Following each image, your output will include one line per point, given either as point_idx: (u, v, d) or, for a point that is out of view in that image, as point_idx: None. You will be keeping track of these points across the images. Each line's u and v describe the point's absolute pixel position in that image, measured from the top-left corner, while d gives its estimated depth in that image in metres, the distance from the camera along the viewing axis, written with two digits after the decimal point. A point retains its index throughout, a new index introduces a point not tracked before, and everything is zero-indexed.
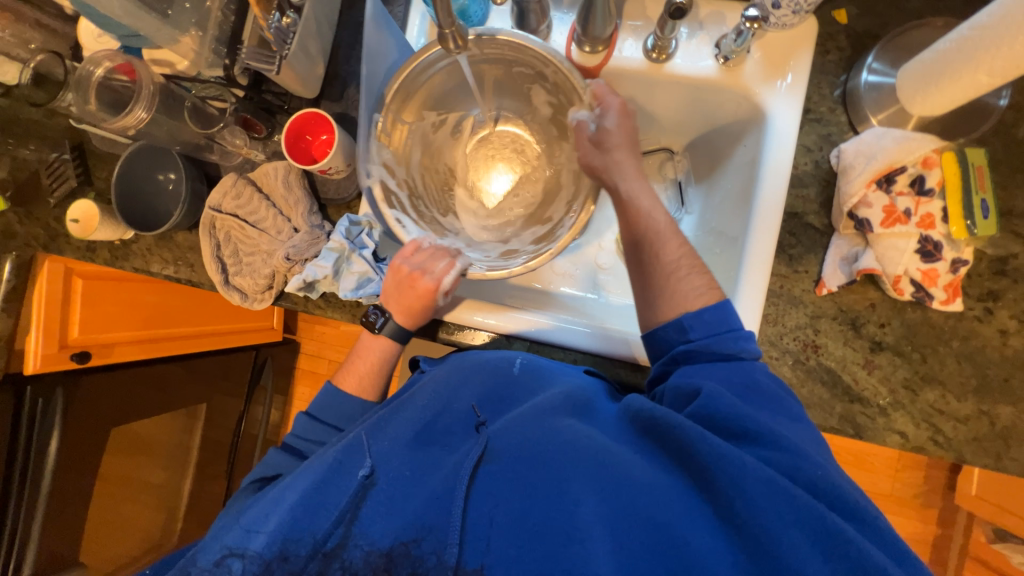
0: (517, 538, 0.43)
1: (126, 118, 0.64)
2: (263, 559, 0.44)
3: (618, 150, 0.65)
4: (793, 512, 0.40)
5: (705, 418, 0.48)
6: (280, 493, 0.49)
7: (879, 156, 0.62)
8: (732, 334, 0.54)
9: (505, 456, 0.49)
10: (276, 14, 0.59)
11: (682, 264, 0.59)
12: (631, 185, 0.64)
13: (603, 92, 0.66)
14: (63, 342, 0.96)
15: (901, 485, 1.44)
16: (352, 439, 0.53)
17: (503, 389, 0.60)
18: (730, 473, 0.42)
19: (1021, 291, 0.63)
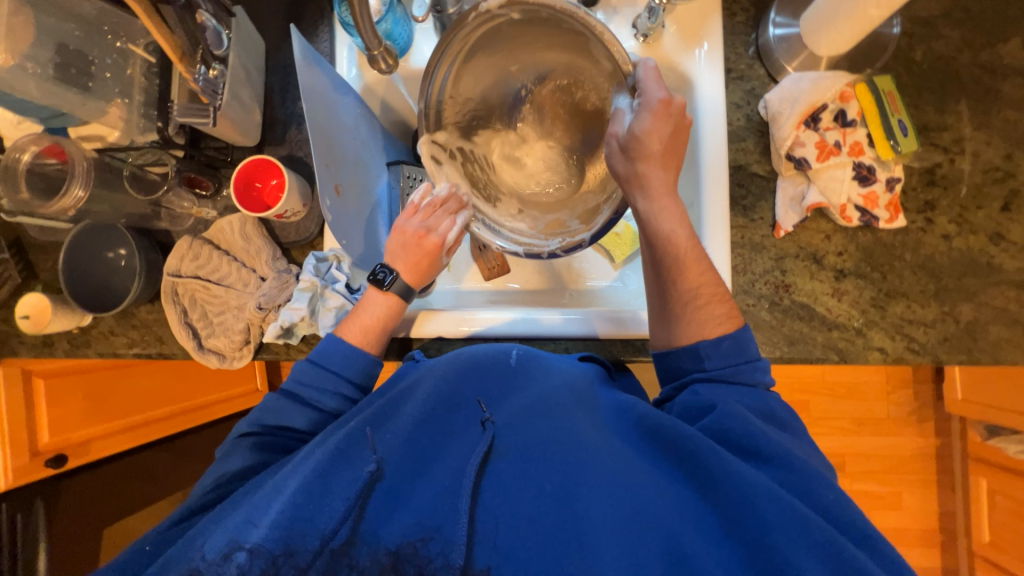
0: (527, 538, 0.46)
1: (64, 199, 0.64)
2: (267, 555, 0.42)
3: (647, 160, 0.55)
4: (802, 531, 0.43)
5: (717, 432, 0.50)
6: (277, 483, 0.48)
7: (800, 99, 0.66)
8: (747, 366, 0.55)
9: (511, 452, 0.51)
10: (202, 67, 0.58)
11: (701, 295, 0.57)
12: (651, 203, 0.56)
13: (647, 83, 0.55)
14: (34, 450, 0.91)
15: (894, 405, 1.51)
16: (354, 428, 0.52)
17: (502, 378, 0.59)
18: (740, 489, 0.45)
19: (953, 196, 0.69)
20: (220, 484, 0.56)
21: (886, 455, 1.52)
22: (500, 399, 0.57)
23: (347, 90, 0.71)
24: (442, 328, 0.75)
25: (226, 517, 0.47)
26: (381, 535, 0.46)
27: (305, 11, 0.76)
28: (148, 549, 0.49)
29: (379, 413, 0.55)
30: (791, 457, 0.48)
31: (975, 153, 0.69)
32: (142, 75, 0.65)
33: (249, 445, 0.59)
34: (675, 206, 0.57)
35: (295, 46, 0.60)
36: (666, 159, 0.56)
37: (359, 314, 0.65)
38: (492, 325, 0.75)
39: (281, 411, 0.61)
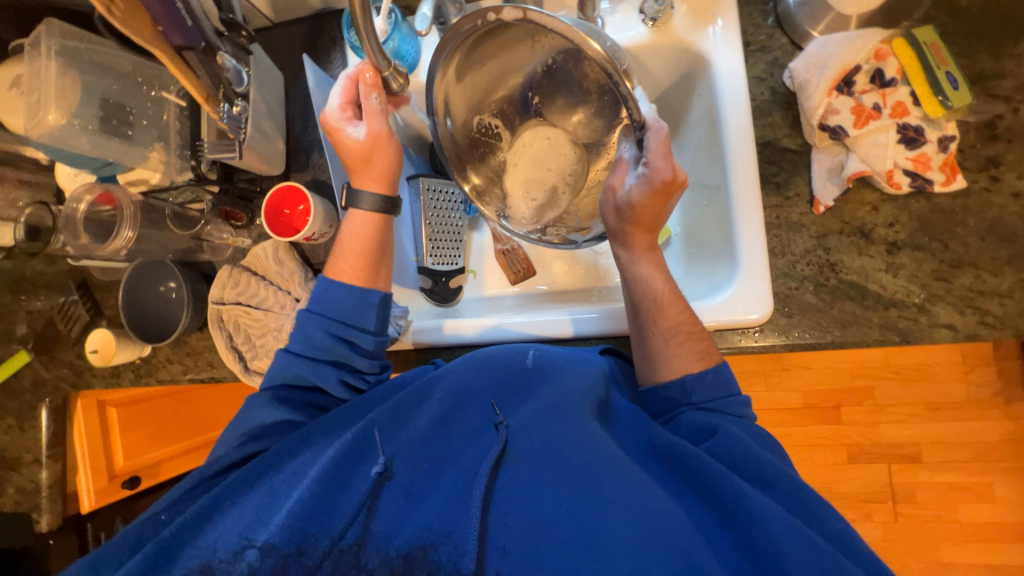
0: (535, 544, 0.48)
1: (115, 240, 0.68)
2: (278, 555, 0.47)
3: (637, 231, 0.63)
4: (816, 557, 0.44)
5: (723, 456, 0.53)
6: (294, 471, 0.54)
7: (829, 63, 0.61)
8: (731, 400, 0.58)
9: (526, 458, 0.54)
10: (226, 105, 0.61)
11: (681, 332, 0.61)
12: (631, 254, 0.65)
13: (654, 157, 0.56)
14: (112, 472, 1.02)
15: (975, 387, 1.37)
16: (379, 418, 0.57)
17: (515, 384, 0.61)
18: (754, 515, 0.46)
19: (1021, 149, 0.61)
20: (246, 442, 0.59)
21: (969, 442, 1.37)
22: (513, 403, 0.60)
23: None
24: (460, 335, 0.77)
25: (239, 497, 0.53)
26: (391, 540, 0.50)
27: (318, 41, 0.79)
28: (162, 517, 0.54)
29: (401, 406, 0.58)
30: (794, 487, 0.50)
31: None
32: (176, 119, 0.70)
33: (269, 402, 0.61)
34: (652, 257, 0.65)
35: (307, 74, 0.62)
36: (653, 220, 0.62)
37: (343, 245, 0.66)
38: (509, 329, 0.76)
39: (285, 366, 0.63)
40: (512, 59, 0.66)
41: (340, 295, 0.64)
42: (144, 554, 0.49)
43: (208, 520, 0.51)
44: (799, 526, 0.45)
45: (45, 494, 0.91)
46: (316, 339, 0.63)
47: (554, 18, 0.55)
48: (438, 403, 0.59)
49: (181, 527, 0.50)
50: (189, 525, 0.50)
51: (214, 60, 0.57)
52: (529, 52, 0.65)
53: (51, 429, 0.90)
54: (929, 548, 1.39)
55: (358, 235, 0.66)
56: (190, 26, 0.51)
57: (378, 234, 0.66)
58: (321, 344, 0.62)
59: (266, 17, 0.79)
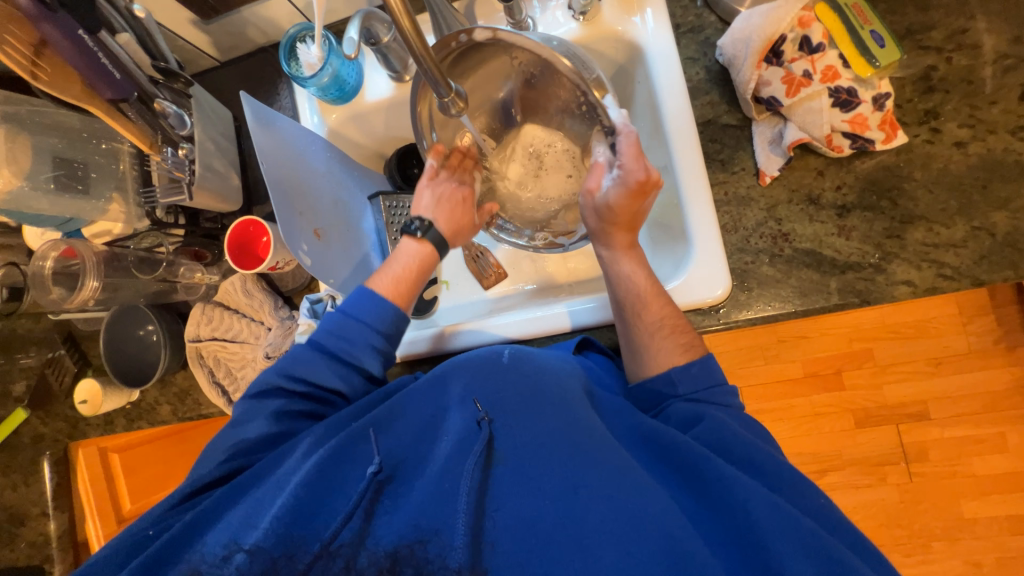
0: (523, 539, 0.46)
1: (82, 291, 0.72)
2: (266, 556, 0.46)
3: (617, 229, 0.64)
4: (799, 534, 0.43)
5: (709, 441, 0.51)
6: (279, 479, 0.52)
7: (754, 36, 0.62)
8: (719, 390, 0.57)
9: (510, 455, 0.50)
10: (169, 149, 0.64)
11: (665, 325, 0.61)
12: (613, 253, 0.65)
13: (627, 159, 0.59)
14: (120, 517, 1.04)
15: (975, 337, 1.34)
16: (361, 426, 0.54)
17: (499, 381, 0.56)
18: (736, 495, 0.45)
19: (958, 97, 0.62)
20: (232, 457, 0.57)
21: (977, 393, 1.35)
22: (501, 395, 0.55)
23: (313, 137, 0.75)
24: (442, 345, 0.75)
25: (233, 503, 0.52)
26: (378, 538, 0.48)
27: (267, 76, 0.81)
28: (150, 532, 0.51)
29: (381, 414, 0.56)
30: (775, 465, 0.49)
31: (975, 44, 0.62)
32: (132, 166, 0.71)
33: (270, 413, 0.58)
34: (634, 254, 0.65)
35: (248, 110, 0.63)
36: (635, 217, 0.64)
37: (391, 268, 0.65)
38: (496, 332, 0.74)
39: (308, 364, 0.59)
40: (489, 79, 0.69)
41: (383, 309, 0.61)
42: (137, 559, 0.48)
43: (192, 535, 0.50)
44: (773, 496, 0.45)
45: (56, 545, 0.94)
46: (356, 346, 0.59)
47: (524, 37, 0.60)
48: (419, 407, 0.57)
49: (170, 539, 0.49)
50: (176, 540, 0.49)
51: (151, 108, 0.60)
52: (504, 71, 0.68)
53: (55, 481, 0.93)
54: (948, 506, 1.36)
55: (404, 265, 0.66)
56: (119, 79, 0.54)
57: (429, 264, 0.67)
58: (352, 337, 0.59)
59: (212, 58, 0.81)
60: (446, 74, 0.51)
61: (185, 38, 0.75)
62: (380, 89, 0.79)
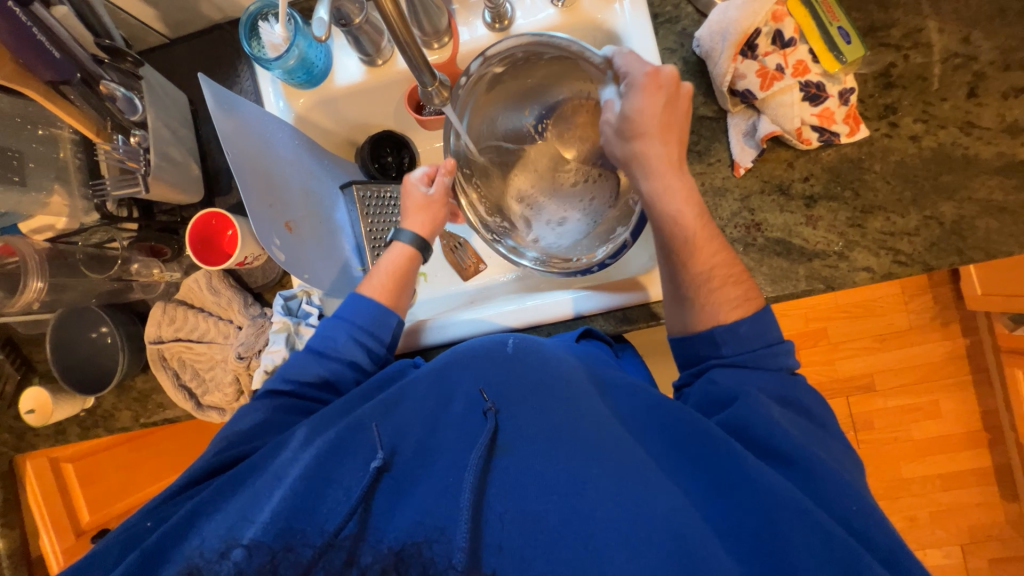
0: (531, 535, 0.45)
1: (26, 293, 0.66)
2: (266, 550, 0.43)
3: (647, 139, 0.58)
4: (822, 540, 0.41)
5: (737, 425, 0.50)
6: (277, 470, 0.49)
7: (730, 29, 0.63)
8: (770, 351, 0.55)
9: (516, 447, 0.49)
10: (119, 137, 0.59)
11: (716, 276, 0.57)
12: (656, 182, 0.59)
13: (630, 66, 0.59)
14: (78, 529, 0.98)
15: (916, 314, 1.45)
16: (355, 417, 0.52)
17: (502, 372, 0.55)
18: (758, 489, 0.45)
19: (913, 94, 0.66)
20: (227, 449, 0.55)
21: (917, 364, 1.47)
22: (503, 383, 0.54)
23: (279, 123, 0.70)
24: (437, 337, 0.74)
25: (225, 499, 0.49)
26: (382, 534, 0.46)
27: (224, 55, 0.76)
28: (149, 524, 0.49)
29: (377, 410, 0.53)
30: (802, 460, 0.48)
31: (928, 43, 0.66)
32: (74, 155, 0.66)
33: (271, 404, 0.59)
34: (684, 183, 0.59)
35: (207, 94, 0.58)
36: (664, 134, 0.58)
37: (378, 271, 0.69)
38: (493, 321, 0.73)
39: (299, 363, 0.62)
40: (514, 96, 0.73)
41: (371, 307, 0.65)
42: (133, 555, 0.44)
43: (184, 534, 0.46)
44: (798, 499, 0.43)
45: (6, 565, 0.84)
46: (339, 342, 0.63)
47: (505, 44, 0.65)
48: (420, 400, 0.55)
49: (166, 534, 0.45)
50: (164, 547, 0.45)
51: (97, 91, 0.56)
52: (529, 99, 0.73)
53: (1, 497, 0.84)
54: (890, 468, 1.48)
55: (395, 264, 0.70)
56: (57, 58, 0.50)
57: (410, 263, 0.70)
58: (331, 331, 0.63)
59: (161, 34, 0.75)
60: (429, 61, 0.50)
61: (130, 12, 0.69)
62: (351, 73, 0.75)
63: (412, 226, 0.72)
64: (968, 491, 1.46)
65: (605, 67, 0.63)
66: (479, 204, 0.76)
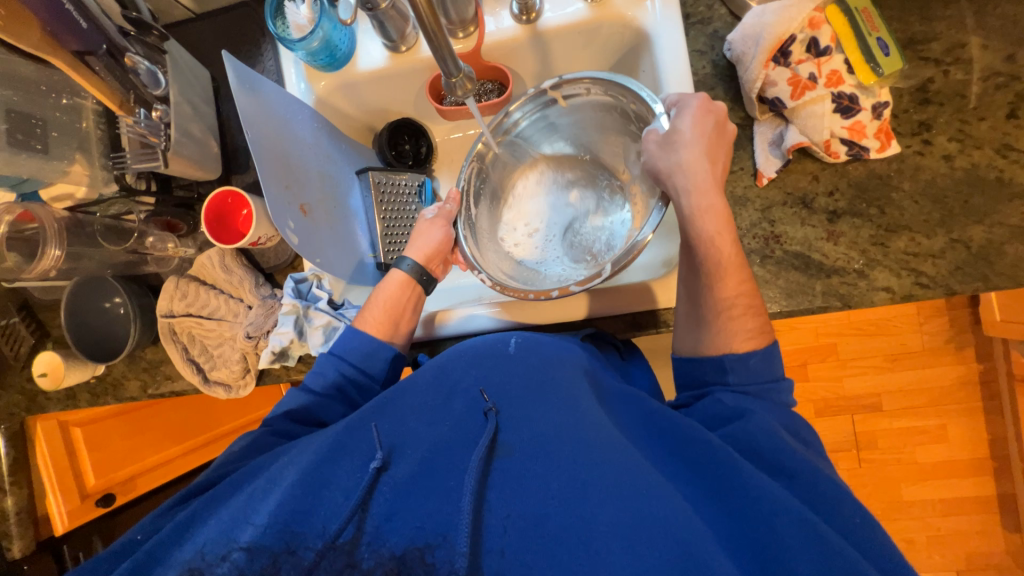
0: (531, 539, 0.44)
1: (44, 260, 0.68)
2: (267, 554, 0.44)
3: (688, 150, 0.57)
4: (823, 560, 0.40)
5: (741, 441, 0.49)
6: (274, 474, 0.50)
7: (764, 34, 0.61)
8: (776, 386, 0.54)
9: (518, 449, 0.49)
10: (141, 111, 0.59)
11: (738, 305, 0.56)
12: (698, 201, 0.57)
13: (680, 99, 0.60)
14: (85, 492, 1.01)
15: (930, 336, 1.43)
16: (359, 416, 0.55)
17: (504, 370, 0.56)
18: (761, 506, 0.43)
19: (950, 112, 0.63)
20: (217, 469, 0.57)
21: (927, 387, 1.44)
22: (504, 384, 0.55)
23: (300, 105, 0.70)
24: (445, 329, 0.74)
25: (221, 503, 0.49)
26: (384, 536, 0.46)
27: (249, 33, 0.75)
28: (139, 537, 0.50)
29: (377, 408, 0.55)
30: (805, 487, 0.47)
31: (970, 59, 0.63)
32: (96, 126, 0.66)
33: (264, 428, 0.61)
34: (718, 212, 0.57)
35: (230, 70, 0.58)
36: (710, 152, 0.58)
37: (376, 299, 0.69)
38: (502, 317, 0.73)
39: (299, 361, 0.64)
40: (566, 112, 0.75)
41: (365, 341, 0.66)
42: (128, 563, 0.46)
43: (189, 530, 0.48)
44: (799, 508, 0.43)
45: (14, 522, 0.88)
46: (327, 375, 0.65)
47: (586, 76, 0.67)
48: (421, 396, 0.56)
49: (160, 543, 0.47)
50: (169, 537, 0.47)
51: (121, 63, 0.56)
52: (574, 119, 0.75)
53: (12, 457, 0.86)
54: (891, 489, 1.46)
55: (389, 293, 0.70)
56: (85, 28, 0.51)
57: (411, 300, 0.70)
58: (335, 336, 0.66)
59: (187, 9, 0.75)
60: (455, 51, 0.50)
61: None
62: (374, 58, 0.75)
63: (414, 254, 0.73)
64: (969, 518, 1.44)
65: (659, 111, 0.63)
66: (473, 210, 0.76)
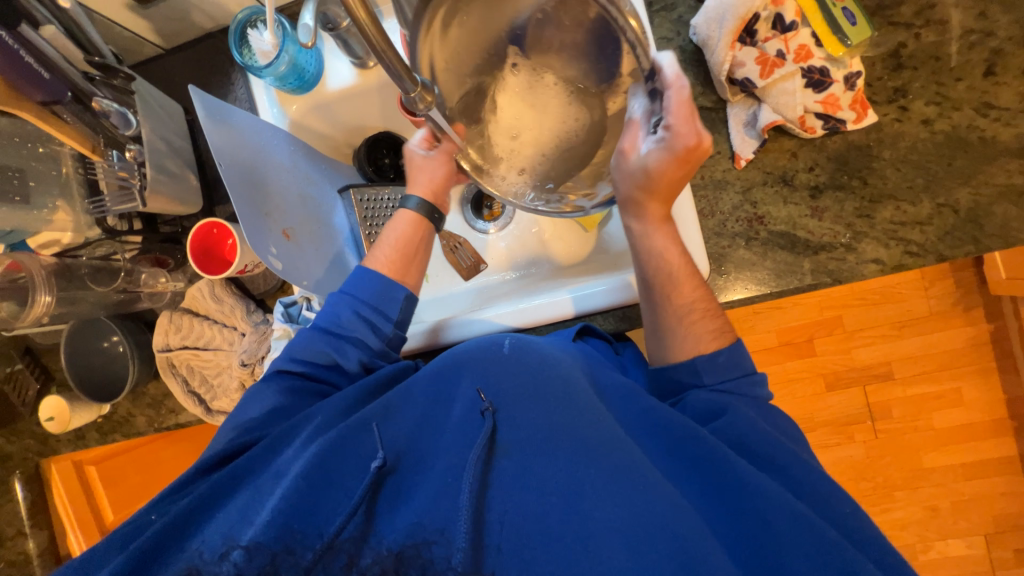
0: (530, 538, 0.45)
1: (35, 307, 0.70)
2: (266, 552, 0.43)
3: (650, 194, 0.56)
4: (816, 545, 0.41)
5: (731, 436, 0.50)
6: (279, 469, 0.51)
7: (728, 15, 0.60)
8: (747, 380, 0.56)
9: (513, 450, 0.49)
10: (115, 153, 0.62)
11: (696, 309, 0.58)
12: (645, 227, 0.59)
13: (676, 120, 0.51)
14: (103, 529, 1.01)
15: (936, 300, 1.40)
16: (361, 415, 0.53)
17: (500, 375, 0.55)
18: (752, 496, 0.44)
19: (925, 75, 0.62)
20: (242, 434, 0.56)
21: (938, 352, 1.42)
22: (498, 386, 0.54)
23: (275, 130, 0.71)
24: (439, 339, 0.73)
25: (227, 500, 0.49)
26: (382, 536, 0.46)
27: (217, 65, 0.76)
28: (152, 517, 0.49)
29: (376, 412, 0.54)
30: (802, 471, 0.47)
31: (942, 20, 0.62)
32: (75, 169, 0.67)
33: (280, 387, 0.60)
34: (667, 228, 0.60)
35: (198, 104, 0.59)
36: (671, 190, 0.57)
37: (387, 242, 0.67)
38: (494, 322, 0.71)
39: (306, 345, 0.62)
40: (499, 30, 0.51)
41: (376, 282, 0.64)
42: (125, 555, 0.44)
43: (184, 535, 0.46)
44: (789, 499, 0.43)
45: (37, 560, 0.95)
46: (342, 318, 0.62)
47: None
48: (419, 403, 0.55)
49: (162, 535, 0.45)
50: (174, 539, 0.46)
51: (90, 108, 0.57)
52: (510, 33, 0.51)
53: (30, 499, 0.92)
54: (909, 458, 1.44)
55: (399, 232, 0.68)
56: (48, 78, 0.51)
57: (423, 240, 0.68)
58: (349, 323, 0.62)
59: (155, 45, 0.75)
60: (409, 67, 0.46)
61: (122, 25, 0.69)
62: (343, 77, 0.75)
63: (418, 190, 0.69)
64: (991, 480, 1.42)
65: (648, 78, 0.50)
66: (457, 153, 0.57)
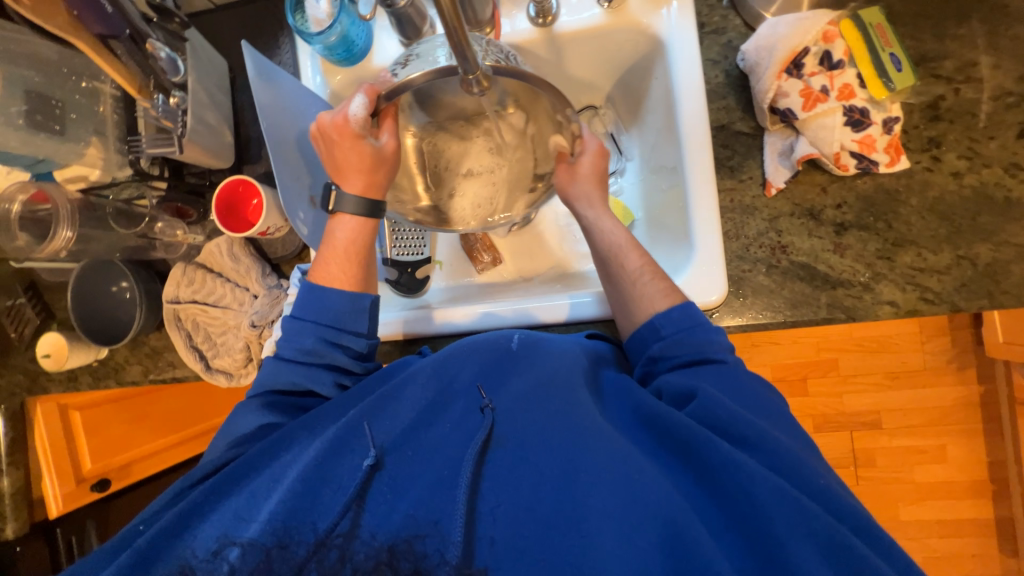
0: (523, 526, 0.45)
1: (54, 241, 0.67)
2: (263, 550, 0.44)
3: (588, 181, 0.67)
4: (806, 523, 0.41)
5: (705, 418, 0.48)
6: (273, 473, 0.50)
7: (778, 46, 0.62)
8: (701, 329, 0.55)
9: (511, 441, 0.49)
10: (159, 96, 0.60)
11: (646, 271, 0.60)
12: (597, 211, 0.66)
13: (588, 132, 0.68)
14: (80, 476, 1.01)
15: (931, 355, 1.42)
16: (349, 418, 0.51)
17: (506, 368, 0.54)
18: (745, 489, 0.43)
19: (960, 130, 0.64)
20: (233, 445, 0.55)
21: (928, 408, 1.43)
22: (499, 379, 0.54)
23: (314, 98, 0.69)
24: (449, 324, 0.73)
25: (221, 500, 0.49)
26: (380, 530, 0.46)
27: (269, 27, 0.76)
28: (142, 528, 0.50)
29: (372, 405, 0.52)
30: None
31: (982, 79, 0.64)
32: (113, 110, 0.67)
33: (261, 403, 0.57)
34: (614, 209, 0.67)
35: (248, 60, 0.58)
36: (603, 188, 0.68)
37: (337, 249, 0.62)
38: (504, 317, 0.71)
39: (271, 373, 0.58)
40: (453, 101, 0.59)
41: (339, 302, 0.60)
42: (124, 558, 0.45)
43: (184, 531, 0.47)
44: (785, 487, 0.42)
45: (9, 503, 0.87)
46: (307, 345, 0.58)
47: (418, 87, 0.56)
48: (421, 389, 0.53)
49: (158, 537, 0.46)
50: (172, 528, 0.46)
51: (143, 49, 0.57)
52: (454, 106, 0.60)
53: (10, 437, 0.85)
54: (887, 508, 1.45)
55: (351, 240, 0.63)
56: (110, 13, 0.52)
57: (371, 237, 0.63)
58: (312, 348, 0.58)
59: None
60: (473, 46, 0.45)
61: None
62: (389, 55, 0.75)
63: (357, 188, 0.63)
64: (965, 541, 1.43)
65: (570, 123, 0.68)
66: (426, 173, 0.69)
